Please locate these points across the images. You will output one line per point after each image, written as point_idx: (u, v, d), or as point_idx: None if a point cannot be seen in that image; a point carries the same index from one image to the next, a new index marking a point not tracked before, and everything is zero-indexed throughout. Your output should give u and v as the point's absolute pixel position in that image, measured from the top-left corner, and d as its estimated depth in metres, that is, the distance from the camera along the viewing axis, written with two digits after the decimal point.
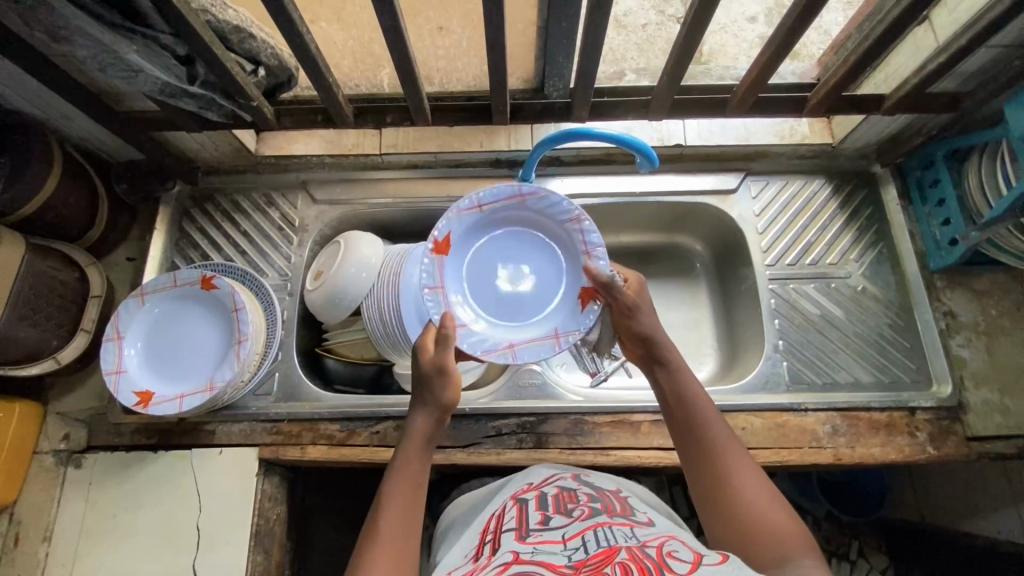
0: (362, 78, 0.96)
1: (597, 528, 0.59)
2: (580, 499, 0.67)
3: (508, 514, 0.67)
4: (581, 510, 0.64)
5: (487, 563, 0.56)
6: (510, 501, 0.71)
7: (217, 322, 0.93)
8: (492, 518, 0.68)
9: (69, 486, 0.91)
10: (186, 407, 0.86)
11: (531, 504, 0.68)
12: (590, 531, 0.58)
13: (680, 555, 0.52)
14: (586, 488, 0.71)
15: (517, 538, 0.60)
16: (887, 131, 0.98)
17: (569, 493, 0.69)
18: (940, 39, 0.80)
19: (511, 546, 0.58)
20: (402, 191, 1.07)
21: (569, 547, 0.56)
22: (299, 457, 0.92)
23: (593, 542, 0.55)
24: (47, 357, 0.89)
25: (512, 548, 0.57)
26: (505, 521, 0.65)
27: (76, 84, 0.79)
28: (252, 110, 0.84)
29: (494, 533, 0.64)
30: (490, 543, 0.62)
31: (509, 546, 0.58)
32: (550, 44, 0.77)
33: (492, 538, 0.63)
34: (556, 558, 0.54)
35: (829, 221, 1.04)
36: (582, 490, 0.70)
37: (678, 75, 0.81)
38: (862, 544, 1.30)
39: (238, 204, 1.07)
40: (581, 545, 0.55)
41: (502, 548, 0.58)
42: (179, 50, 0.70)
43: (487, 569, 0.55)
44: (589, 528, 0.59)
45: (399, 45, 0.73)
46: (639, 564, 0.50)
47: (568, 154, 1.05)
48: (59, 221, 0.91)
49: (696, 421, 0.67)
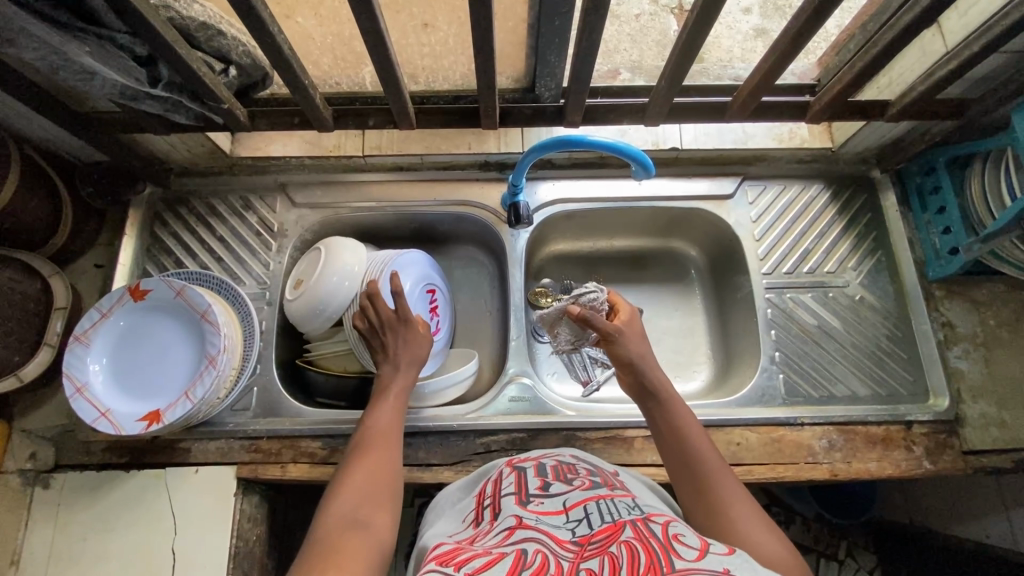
0: (343, 76, 0.89)
1: (598, 500, 0.56)
2: (580, 472, 0.64)
3: (506, 480, 0.63)
4: (582, 481, 0.61)
5: (489, 528, 0.54)
6: (507, 467, 0.67)
7: (145, 330, 0.89)
8: (490, 483, 0.65)
9: (37, 508, 0.87)
10: (138, 427, 0.82)
11: (530, 471, 0.64)
12: (592, 502, 0.55)
13: (687, 539, 0.48)
14: (585, 463, 0.67)
15: (518, 503, 0.57)
16: (889, 136, 0.95)
17: (568, 466, 0.66)
18: (949, 45, 0.77)
19: (513, 510, 0.55)
20: (386, 194, 1.02)
21: (571, 519, 0.53)
22: (279, 477, 0.88)
23: (597, 516, 0.53)
24: (9, 375, 0.83)
25: (515, 513, 0.55)
26: (503, 486, 0.62)
27: (29, 84, 0.73)
28: (222, 113, 0.78)
29: (493, 498, 0.61)
30: (490, 507, 0.59)
31: (511, 511, 0.55)
32: (542, 43, 0.72)
33: (491, 502, 0.60)
34: (560, 531, 0.51)
35: (827, 227, 1.01)
36: (581, 465, 0.67)
37: (677, 78, 0.77)
38: (851, 544, 1.27)
39: (213, 207, 1.01)
40: (585, 518, 0.53)
41: (504, 513, 0.56)
42: (138, 50, 0.64)
43: (490, 534, 0.53)
44: (590, 499, 0.56)
45: (380, 46, 0.68)
46: (645, 544, 0.47)
47: (561, 157, 1.01)
48: (19, 227, 0.86)
49: (690, 450, 0.67)
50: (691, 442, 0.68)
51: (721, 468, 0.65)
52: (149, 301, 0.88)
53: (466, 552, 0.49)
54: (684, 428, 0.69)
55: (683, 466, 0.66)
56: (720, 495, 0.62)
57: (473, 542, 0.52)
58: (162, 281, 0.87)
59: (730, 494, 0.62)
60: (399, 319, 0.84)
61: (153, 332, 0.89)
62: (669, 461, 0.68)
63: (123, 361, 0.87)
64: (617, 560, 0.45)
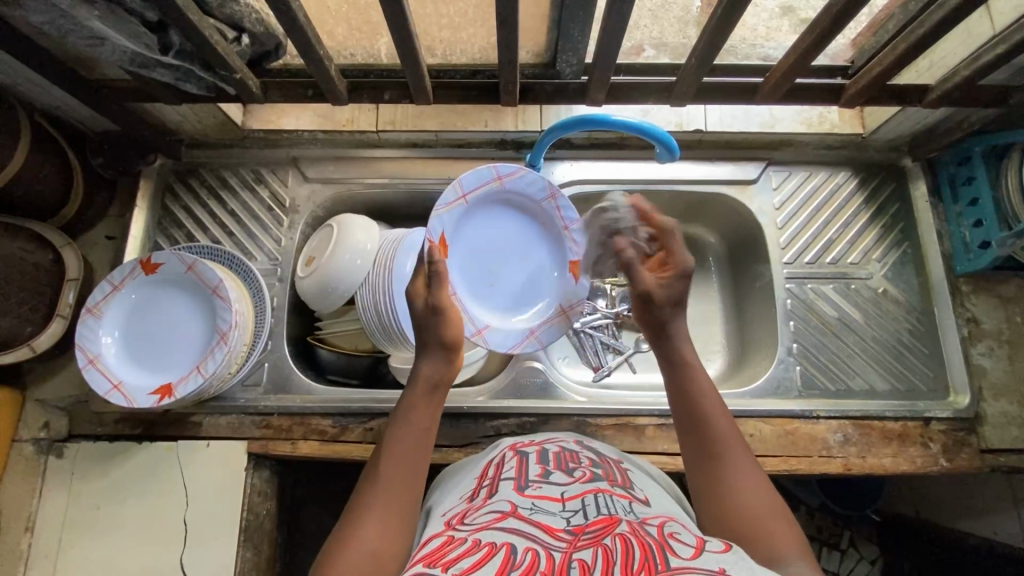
0: (358, 48, 0.85)
1: (597, 493, 0.55)
2: (582, 461, 0.63)
3: (507, 464, 0.63)
4: (583, 472, 0.60)
5: (482, 505, 0.54)
6: (509, 452, 0.67)
7: (152, 302, 0.88)
8: (490, 466, 0.64)
9: (51, 477, 0.88)
10: (146, 402, 0.82)
11: (531, 457, 0.64)
12: (590, 494, 0.55)
13: (683, 538, 0.47)
14: (588, 452, 0.66)
15: (516, 488, 0.56)
16: (923, 123, 0.91)
17: (570, 454, 0.65)
18: (997, 28, 0.73)
19: (509, 495, 0.55)
20: (399, 171, 1.00)
21: (568, 509, 0.52)
22: (289, 453, 0.89)
23: (593, 508, 0.52)
24: (22, 346, 0.84)
25: (510, 498, 0.54)
26: (504, 470, 0.61)
27: (38, 49, 0.71)
28: (235, 83, 0.76)
29: (492, 479, 0.60)
30: (487, 487, 0.59)
31: (507, 496, 0.55)
32: (566, 17, 0.69)
33: (490, 483, 0.60)
34: (555, 520, 0.50)
35: (852, 216, 0.98)
36: (584, 453, 0.66)
37: (708, 56, 0.73)
38: (854, 534, 1.23)
39: (224, 180, 1.00)
40: (581, 510, 0.52)
41: (499, 495, 0.55)
42: (149, 15, 0.63)
43: (482, 512, 0.52)
44: (589, 492, 0.55)
45: (398, 16, 0.65)
46: (640, 540, 0.46)
47: (580, 137, 0.98)
48: (31, 197, 0.85)
49: (700, 415, 0.62)
50: (704, 406, 0.62)
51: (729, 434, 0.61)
52: (161, 275, 0.88)
53: (455, 541, 0.48)
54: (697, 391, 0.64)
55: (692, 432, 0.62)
56: (726, 465, 0.58)
57: (463, 519, 0.52)
58: (173, 255, 0.86)
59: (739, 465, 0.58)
60: (433, 309, 0.69)
61: (163, 305, 0.88)
62: (678, 422, 0.64)
63: (133, 333, 0.87)
64: (611, 553, 0.44)
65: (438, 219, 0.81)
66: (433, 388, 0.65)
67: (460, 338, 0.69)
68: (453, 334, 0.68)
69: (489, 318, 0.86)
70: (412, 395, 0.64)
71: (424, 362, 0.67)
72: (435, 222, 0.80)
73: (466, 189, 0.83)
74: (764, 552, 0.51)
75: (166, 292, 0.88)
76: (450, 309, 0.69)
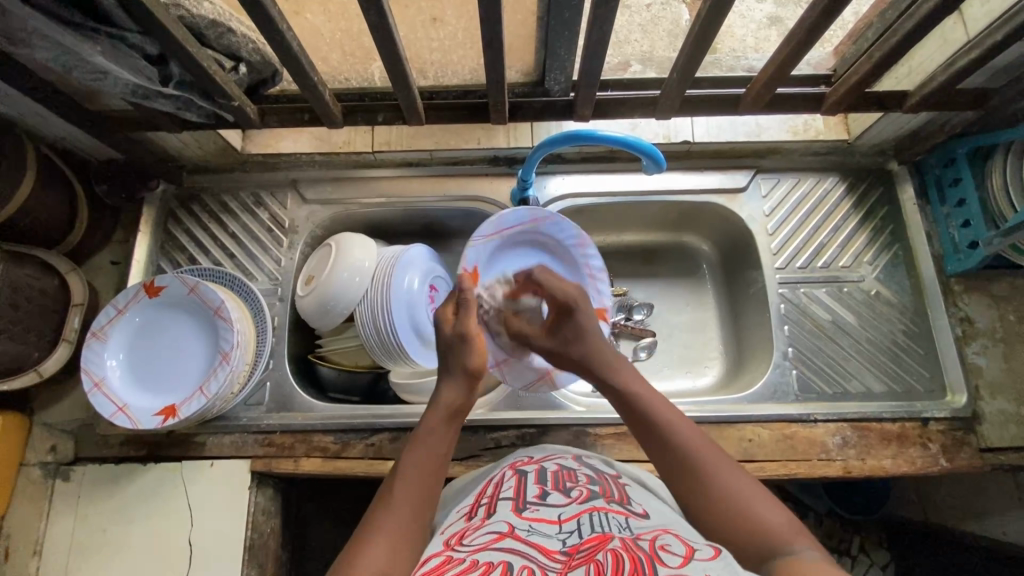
0: (352, 72, 0.88)
1: (592, 512, 0.56)
2: (579, 479, 0.64)
3: (506, 484, 0.64)
4: (579, 491, 0.61)
5: (480, 525, 0.55)
6: (508, 471, 0.68)
7: (161, 328, 0.90)
8: (490, 485, 0.66)
9: (58, 499, 0.89)
10: (151, 423, 0.83)
11: (530, 476, 0.65)
12: (585, 514, 0.55)
13: (673, 548, 0.48)
14: (586, 469, 0.67)
15: (514, 509, 0.57)
16: (907, 127, 0.93)
17: (568, 472, 0.66)
18: (970, 33, 0.75)
19: (506, 516, 0.56)
20: (395, 190, 1.02)
21: (564, 529, 0.53)
22: (292, 470, 0.90)
23: (587, 527, 0.53)
24: (28, 371, 0.85)
25: (507, 520, 0.55)
26: (502, 490, 0.62)
27: (46, 85, 0.74)
28: (233, 111, 0.79)
29: (489, 499, 0.61)
30: (486, 506, 0.60)
31: (504, 517, 0.56)
32: (551, 36, 0.71)
33: (487, 503, 0.61)
34: (550, 541, 0.51)
35: (842, 221, 0.99)
36: (581, 470, 0.67)
37: (689, 70, 0.76)
38: (863, 539, 1.22)
39: (225, 204, 1.02)
40: (576, 529, 0.53)
41: (497, 516, 0.56)
42: (149, 49, 0.65)
43: (480, 532, 0.54)
44: (585, 511, 0.56)
45: (388, 42, 0.68)
46: (631, 554, 0.46)
47: (570, 151, 0.99)
48: (37, 226, 0.87)
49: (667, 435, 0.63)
50: (667, 421, 0.64)
51: (705, 445, 0.62)
52: (164, 298, 0.89)
53: (454, 561, 0.49)
54: (659, 416, 0.65)
55: (663, 457, 0.62)
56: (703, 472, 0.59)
57: (462, 539, 0.53)
58: (176, 278, 0.88)
59: (717, 468, 0.59)
60: (460, 334, 0.71)
61: (168, 328, 0.90)
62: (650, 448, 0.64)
63: (138, 356, 0.88)
64: (603, 565, 0.45)
65: (474, 251, 0.88)
66: (453, 414, 0.67)
67: (485, 366, 0.71)
68: (477, 362, 0.70)
69: (513, 354, 0.90)
70: (432, 420, 0.66)
71: (444, 389, 0.69)
72: (471, 252, 0.87)
73: (502, 226, 0.90)
74: (762, 553, 0.52)
75: (171, 316, 0.90)
76: (477, 335, 0.72)
